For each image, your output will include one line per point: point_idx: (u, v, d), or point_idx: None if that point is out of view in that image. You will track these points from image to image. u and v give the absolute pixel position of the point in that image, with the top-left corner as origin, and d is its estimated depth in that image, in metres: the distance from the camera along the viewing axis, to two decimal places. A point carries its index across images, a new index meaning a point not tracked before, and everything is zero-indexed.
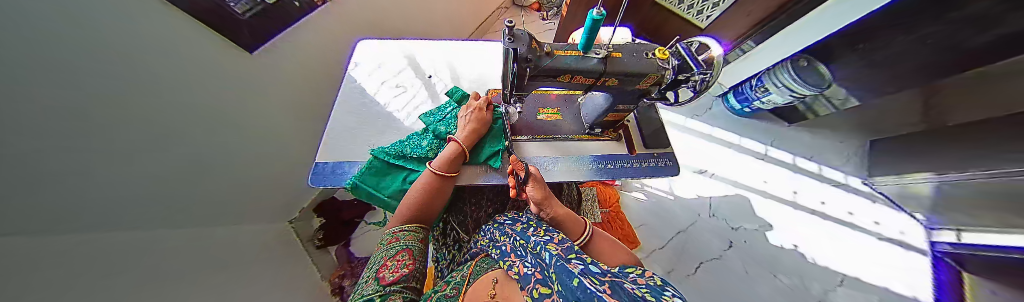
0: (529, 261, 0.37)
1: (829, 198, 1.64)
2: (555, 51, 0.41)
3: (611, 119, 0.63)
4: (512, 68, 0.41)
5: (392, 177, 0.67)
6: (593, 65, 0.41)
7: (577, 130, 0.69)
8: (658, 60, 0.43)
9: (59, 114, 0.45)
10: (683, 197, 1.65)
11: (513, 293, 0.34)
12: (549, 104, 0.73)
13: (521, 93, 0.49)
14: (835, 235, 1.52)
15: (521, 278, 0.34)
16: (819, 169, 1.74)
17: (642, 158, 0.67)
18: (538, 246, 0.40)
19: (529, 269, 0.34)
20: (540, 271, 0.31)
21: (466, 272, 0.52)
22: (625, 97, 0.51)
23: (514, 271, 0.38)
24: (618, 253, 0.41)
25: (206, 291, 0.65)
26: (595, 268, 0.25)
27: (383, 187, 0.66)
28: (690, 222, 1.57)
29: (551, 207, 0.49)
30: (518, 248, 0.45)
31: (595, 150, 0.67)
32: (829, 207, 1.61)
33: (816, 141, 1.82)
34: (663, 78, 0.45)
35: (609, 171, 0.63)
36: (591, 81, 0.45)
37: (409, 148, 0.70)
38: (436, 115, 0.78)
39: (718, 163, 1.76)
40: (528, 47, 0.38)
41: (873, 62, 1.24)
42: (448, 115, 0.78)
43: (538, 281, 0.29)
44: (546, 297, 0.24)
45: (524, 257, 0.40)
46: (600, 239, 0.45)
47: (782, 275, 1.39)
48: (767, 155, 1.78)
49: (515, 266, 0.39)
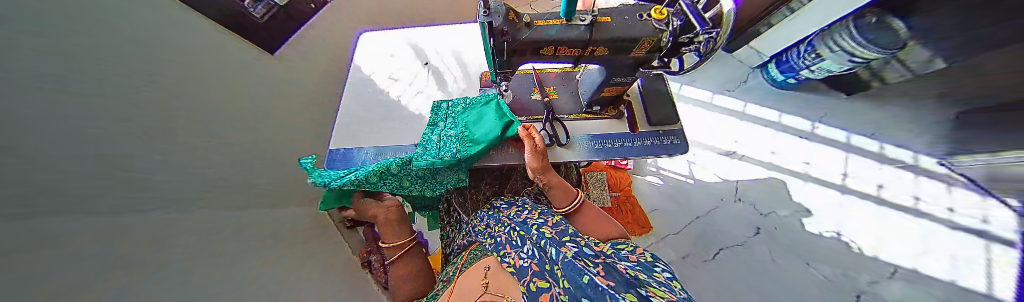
0: (526, 253, 0.43)
1: (932, 195, 1.18)
2: (535, 21, 0.38)
3: (609, 94, 0.58)
4: (487, 42, 0.39)
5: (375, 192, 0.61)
6: (577, 34, 0.38)
7: (574, 108, 0.66)
8: (653, 22, 0.38)
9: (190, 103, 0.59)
10: (704, 181, 1.50)
11: (507, 284, 0.42)
12: (546, 82, 0.69)
13: (506, 71, 0.48)
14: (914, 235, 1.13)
15: (515, 269, 0.41)
16: (880, 148, 1.35)
17: (646, 136, 0.63)
18: (537, 237, 0.44)
19: (525, 261, 0.41)
20: (540, 266, 0.38)
21: (458, 264, 0.59)
22: (621, 69, 0.47)
23: (509, 263, 0.44)
24: (602, 222, 0.53)
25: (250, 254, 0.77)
26: (588, 251, 0.37)
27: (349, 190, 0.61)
28: (710, 207, 1.43)
29: (545, 178, 0.58)
30: (514, 238, 0.48)
31: (592, 128, 0.64)
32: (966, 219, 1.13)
33: (885, 115, 1.43)
34: (660, 41, 0.40)
35: (607, 151, 0.61)
36: (577, 52, 0.41)
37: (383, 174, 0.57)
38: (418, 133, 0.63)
39: (771, 143, 1.50)
40: (504, 19, 0.36)
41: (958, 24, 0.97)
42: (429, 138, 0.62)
43: (538, 273, 0.37)
44: (545, 290, 0.33)
45: (520, 247, 0.45)
46: (586, 209, 0.56)
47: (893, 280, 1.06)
48: (855, 145, 1.39)
49: (510, 257, 0.45)
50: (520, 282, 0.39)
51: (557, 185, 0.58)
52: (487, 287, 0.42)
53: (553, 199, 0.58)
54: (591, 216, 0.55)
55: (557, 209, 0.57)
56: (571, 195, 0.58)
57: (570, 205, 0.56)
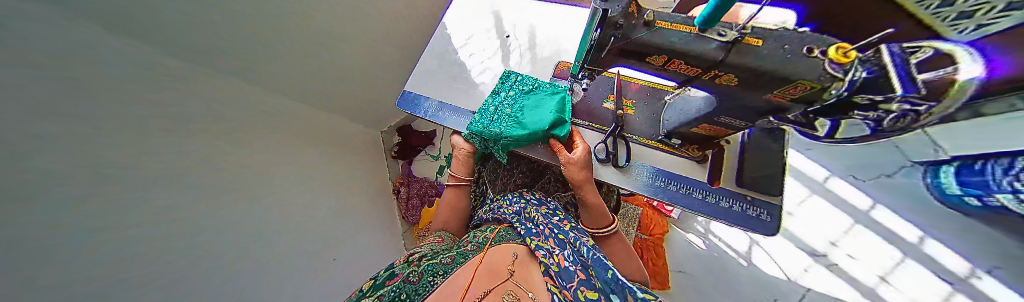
0: (569, 256, 0.43)
1: None
2: (660, 20, 0.32)
3: (702, 131, 0.49)
4: (593, 32, 0.35)
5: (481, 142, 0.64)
6: (708, 51, 0.30)
7: (649, 132, 0.57)
8: (829, 63, 0.25)
9: None
10: (761, 269, 1.21)
11: (538, 280, 0.40)
12: (627, 93, 0.61)
13: (595, 68, 0.43)
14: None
15: (558, 269, 0.41)
16: None
17: (724, 195, 0.52)
18: (579, 245, 0.46)
19: (571, 265, 0.41)
20: (587, 274, 0.39)
21: (487, 233, 0.54)
22: (741, 109, 0.37)
23: (549, 260, 0.42)
24: (632, 263, 0.50)
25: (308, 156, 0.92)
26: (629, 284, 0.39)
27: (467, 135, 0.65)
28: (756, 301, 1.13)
29: (584, 193, 0.52)
30: (556, 239, 0.47)
31: (661, 162, 0.56)
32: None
33: None
34: (824, 92, 0.28)
35: (667, 193, 0.53)
36: (695, 71, 0.34)
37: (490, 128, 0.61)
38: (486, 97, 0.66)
39: (884, 266, 1.08)
40: (625, 9, 0.31)
41: None
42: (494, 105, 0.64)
43: (582, 282, 0.38)
44: (593, 300, 0.36)
45: (563, 249, 0.45)
46: (618, 239, 0.53)
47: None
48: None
49: (551, 255, 0.43)
50: (560, 278, 0.40)
51: (595, 205, 0.53)
52: (512, 274, 0.39)
53: (586, 218, 0.55)
54: (619, 248, 0.52)
55: (591, 229, 0.54)
56: (607, 219, 0.54)
57: (607, 228, 0.53)
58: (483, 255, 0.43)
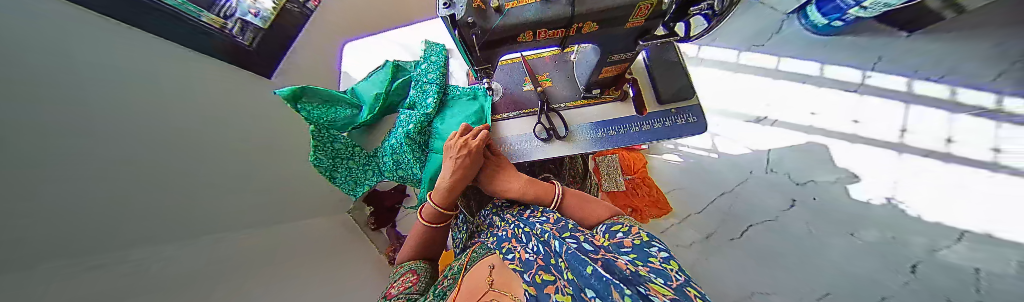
0: (531, 249, 0.40)
1: None
2: (506, 3, 0.31)
3: (608, 74, 0.52)
4: (456, 37, 0.35)
5: (400, 146, 0.64)
6: (557, 11, 0.31)
7: (572, 95, 0.60)
8: None
9: None
10: (729, 153, 1.35)
11: (512, 282, 0.37)
12: (538, 69, 0.64)
13: (487, 66, 0.43)
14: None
15: (521, 263, 0.37)
16: None
17: (654, 118, 0.56)
18: (540, 231, 0.42)
19: (531, 255, 0.38)
20: (544, 261, 0.36)
21: (462, 259, 0.52)
22: (617, 43, 0.40)
23: (513, 258, 0.40)
24: (596, 206, 0.48)
25: (299, 260, 0.91)
26: (588, 246, 0.33)
27: (389, 146, 0.66)
28: (739, 180, 1.28)
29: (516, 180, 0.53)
30: (519, 233, 0.45)
31: (592, 116, 0.58)
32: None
33: None
34: (662, 5, 0.32)
35: (610, 139, 0.56)
36: (562, 32, 0.35)
37: (410, 130, 0.62)
38: (409, 103, 0.67)
39: None
40: (468, 8, 0.31)
41: None
42: (415, 109, 0.66)
43: (541, 267, 0.34)
44: (549, 283, 0.31)
45: (525, 243, 0.42)
46: (571, 197, 0.51)
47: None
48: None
49: (514, 253, 0.41)
50: (523, 276, 0.35)
51: (529, 184, 0.53)
52: (489, 284, 0.38)
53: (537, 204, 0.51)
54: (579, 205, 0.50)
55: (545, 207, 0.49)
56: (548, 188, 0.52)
57: (554, 198, 0.50)
58: (456, 291, 0.41)
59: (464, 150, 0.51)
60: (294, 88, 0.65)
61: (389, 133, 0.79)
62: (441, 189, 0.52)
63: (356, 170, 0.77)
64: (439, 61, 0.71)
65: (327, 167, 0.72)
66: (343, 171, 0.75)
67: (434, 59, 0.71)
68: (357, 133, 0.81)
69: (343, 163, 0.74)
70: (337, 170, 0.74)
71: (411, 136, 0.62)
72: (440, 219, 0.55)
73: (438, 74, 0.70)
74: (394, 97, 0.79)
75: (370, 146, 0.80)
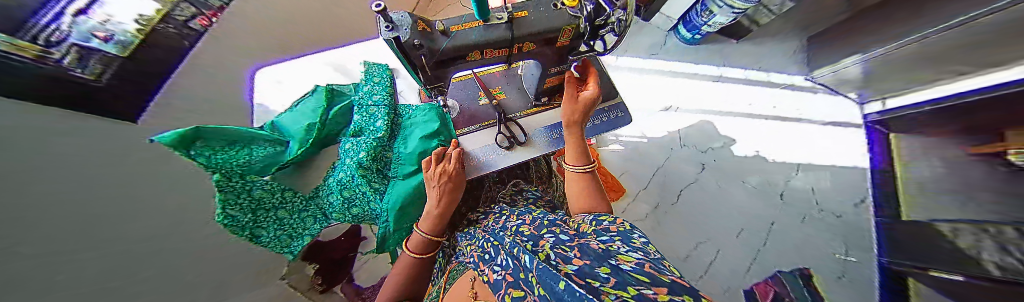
0: (499, 265, 0.35)
1: None
2: (452, 27, 0.35)
3: (551, 84, 0.59)
4: (404, 58, 0.35)
5: (353, 178, 0.57)
6: (500, 33, 0.36)
7: (524, 105, 0.66)
8: (568, 10, 0.38)
9: None
10: (655, 137, 1.65)
11: (489, 298, 0.33)
12: (491, 84, 0.68)
13: (439, 85, 0.44)
14: (806, 133, 1.43)
15: (494, 281, 0.33)
16: None
17: (594, 115, 0.67)
18: (513, 238, 0.40)
19: (502, 269, 0.34)
20: (515, 273, 0.31)
21: (439, 284, 0.47)
22: (552, 59, 0.48)
23: (486, 276, 0.35)
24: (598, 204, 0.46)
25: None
26: (565, 236, 0.36)
27: (339, 181, 0.59)
28: (666, 157, 1.59)
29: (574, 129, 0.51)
30: (491, 248, 0.42)
31: (546, 120, 0.65)
32: (827, 115, 1.44)
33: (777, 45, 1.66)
34: (580, 27, 0.40)
35: (563, 138, 0.63)
36: (507, 51, 0.40)
37: (362, 157, 0.56)
38: (355, 129, 0.61)
39: None
40: (414, 30, 0.32)
41: None
42: (365, 134, 0.61)
43: (513, 281, 0.30)
44: (522, 299, 0.26)
45: (497, 257, 0.38)
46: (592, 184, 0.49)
47: (798, 172, 1.35)
48: (748, 80, 1.64)
49: (486, 270, 0.36)
50: (495, 296, 0.31)
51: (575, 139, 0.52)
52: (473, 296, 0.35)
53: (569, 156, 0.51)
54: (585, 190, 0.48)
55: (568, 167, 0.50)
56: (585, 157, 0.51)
57: (584, 167, 0.49)
58: None
59: (445, 176, 0.51)
60: (182, 131, 0.50)
61: (332, 168, 0.69)
62: (431, 217, 0.51)
63: (291, 220, 0.62)
64: (383, 82, 0.71)
65: (247, 225, 0.55)
66: (271, 225, 0.59)
67: (376, 81, 0.70)
68: (284, 174, 0.66)
69: (267, 214, 0.59)
70: (261, 225, 0.57)
71: (366, 165, 0.57)
72: (428, 247, 0.52)
73: (386, 94, 0.68)
74: (332, 126, 0.71)
75: (305, 187, 0.67)
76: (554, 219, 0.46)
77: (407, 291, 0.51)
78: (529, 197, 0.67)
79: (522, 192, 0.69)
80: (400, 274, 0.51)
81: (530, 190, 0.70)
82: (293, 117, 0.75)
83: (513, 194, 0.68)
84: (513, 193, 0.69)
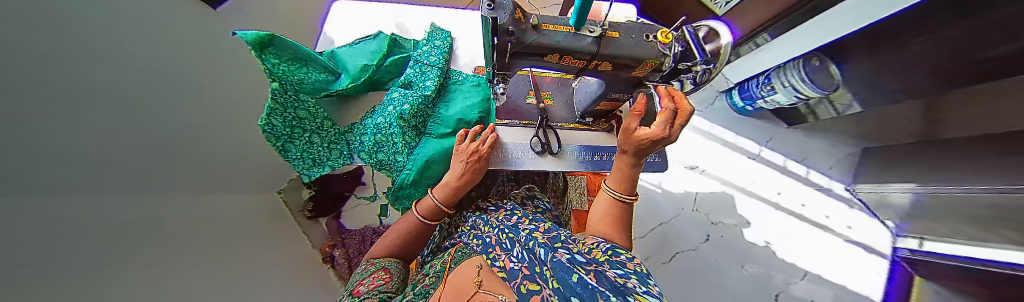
0: (515, 256, 0.39)
1: None
2: (544, 24, 0.35)
3: (603, 107, 0.59)
4: (491, 40, 0.36)
5: (389, 126, 0.59)
6: (585, 45, 0.36)
7: (568, 117, 0.66)
8: (658, 45, 0.38)
9: (62, 51, 0.42)
10: (670, 190, 1.60)
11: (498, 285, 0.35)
12: (542, 87, 0.69)
13: (505, 73, 0.45)
14: (824, 245, 1.32)
15: (507, 272, 0.36)
16: None
17: None
18: (527, 239, 0.43)
19: (516, 264, 0.37)
20: (531, 268, 0.34)
21: (444, 260, 0.50)
22: (617, 85, 0.48)
23: (498, 265, 0.38)
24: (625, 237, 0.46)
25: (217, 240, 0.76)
26: (580, 258, 0.35)
27: (375, 123, 0.61)
28: (673, 214, 1.54)
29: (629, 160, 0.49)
30: (505, 240, 0.45)
31: (584, 139, 0.65)
32: (857, 234, 1.33)
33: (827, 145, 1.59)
34: (662, 65, 0.40)
35: (595, 163, 0.62)
36: (583, 63, 0.40)
37: (403, 109, 0.58)
38: (405, 82, 0.64)
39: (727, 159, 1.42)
40: (511, 17, 0.33)
41: (875, 89, 1.17)
42: (412, 87, 0.63)
43: (526, 275, 0.33)
44: (535, 292, 0.29)
45: (511, 251, 0.41)
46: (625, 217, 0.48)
47: (802, 280, 1.26)
48: (787, 169, 1.55)
49: (499, 259, 0.39)
50: (509, 283, 0.34)
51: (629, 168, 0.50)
52: (479, 285, 0.34)
53: (618, 182, 0.51)
54: (618, 216, 0.48)
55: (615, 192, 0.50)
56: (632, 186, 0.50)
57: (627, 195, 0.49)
58: (437, 293, 0.37)
59: (474, 156, 0.53)
60: (261, 34, 0.51)
61: (371, 112, 0.73)
62: (445, 188, 0.52)
63: (317, 147, 0.65)
64: (443, 47, 0.73)
65: (282, 136, 0.58)
66: (301, 144, 0.62)
67: (437, 44, 0.73)
68: (328, 103, 0.71)
69: (300, 135, 0.61)
70: (294, 141, 0.60)
71: (405, 118, 0.58)
72: (439, 216, 0.53)
73: (441, 57, 0.70)
74: (383, 73, 0.76)
75: (345, 122, 0.72)
76: (567, 235, 0.46)
77: (404, 248, 0.52)
78: (539, 207, 0.66)
79: (534, 199, 0.68)
80: (403, 230, 0.53)
81: (541, 199, 0.69)
82: (352, 53, 0.80)
83: (525, 198, 0.67)
84: (525, 197, 0.68)
